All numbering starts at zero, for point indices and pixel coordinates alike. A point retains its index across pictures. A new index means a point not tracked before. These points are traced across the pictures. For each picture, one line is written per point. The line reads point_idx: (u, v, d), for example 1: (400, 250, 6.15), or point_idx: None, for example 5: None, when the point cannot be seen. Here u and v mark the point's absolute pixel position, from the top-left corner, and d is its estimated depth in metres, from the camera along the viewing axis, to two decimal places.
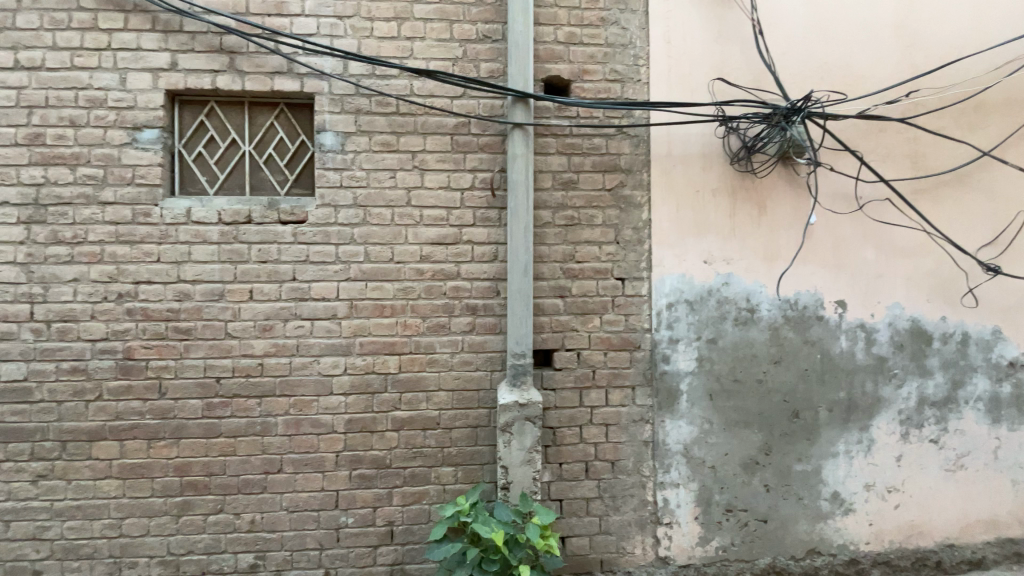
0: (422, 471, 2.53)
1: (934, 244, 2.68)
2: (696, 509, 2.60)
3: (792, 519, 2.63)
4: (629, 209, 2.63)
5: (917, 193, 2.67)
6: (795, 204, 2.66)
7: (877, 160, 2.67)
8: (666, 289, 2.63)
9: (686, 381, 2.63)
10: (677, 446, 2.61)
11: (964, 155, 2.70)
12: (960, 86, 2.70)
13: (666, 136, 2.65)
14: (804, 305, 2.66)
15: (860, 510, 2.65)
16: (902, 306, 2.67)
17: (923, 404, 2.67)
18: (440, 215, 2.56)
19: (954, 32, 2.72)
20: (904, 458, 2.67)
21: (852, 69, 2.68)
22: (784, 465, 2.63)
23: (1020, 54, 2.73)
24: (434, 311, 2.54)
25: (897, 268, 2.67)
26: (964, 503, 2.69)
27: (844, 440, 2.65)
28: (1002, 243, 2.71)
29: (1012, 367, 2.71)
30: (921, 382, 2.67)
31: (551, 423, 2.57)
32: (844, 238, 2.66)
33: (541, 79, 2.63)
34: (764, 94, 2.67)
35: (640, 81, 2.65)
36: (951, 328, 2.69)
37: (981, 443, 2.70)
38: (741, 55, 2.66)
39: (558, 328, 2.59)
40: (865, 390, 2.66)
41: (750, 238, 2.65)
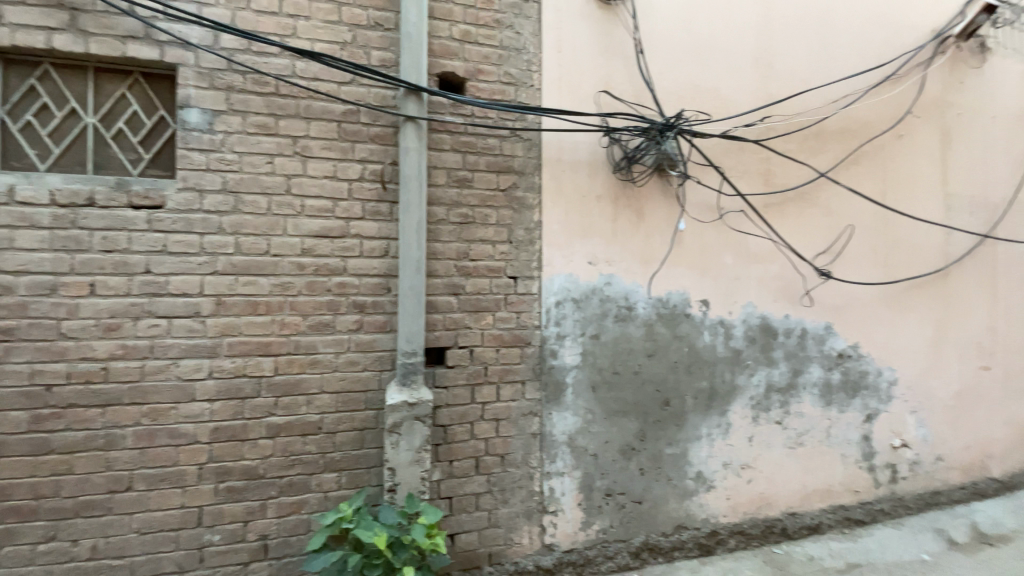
0: (301, 479, 2.39)
1: (780, 251, 3.08)
2: (580, 496, 2.75)
3: (663, 498, 2.88)
4: (522, 210, 2.70)
5: (768, 206, 3.06)
6: (668, 211, 2.91)
7: (737, 176, 3.02)
8: (555, 288, 2.74)
9: (572, 374, 2.76)
10: (562, 437, 2.74)
11: (805, 175, 3.14)
12: (803, 115, 3.14)
13: (557, 141, 2.76)
14: (674, 303, 2.92)
15: (719, 486, 2.98)
16: (754, 305, 3.05)
17: (770, 390, 3.07)
18: (324, 205, 2.43)
19: (799, 68, 3.14)
20: (755, 438, 3.05)
21: (718, 92, 3.00)
22: (657, 449, 2.88)
23: (847, 92, 3.23)
24: (316, 309, 2.40)
25: (750, 271, 3.04)
26: (801, 474, 3.13)
27: (706, 424, 2.96)
28: (834, 252, 3.19)
29: (839, 357, 3.20)
30: (768, 370, 3.07)
31: (442, 421, 2.55)
32: (709, 244, 2.97)
33: (435, 74, 2.61)
34: (644, 109, 2.89)
35: (533, 87, 2.73)
36: (792, 325, 3.12)
37: (815, 423, 3.16)
38: (625, 70, 2.85)
39: (451, 326, 2.58)
40: (725, 379, 3.00)
41: (630, 241, 2.85)
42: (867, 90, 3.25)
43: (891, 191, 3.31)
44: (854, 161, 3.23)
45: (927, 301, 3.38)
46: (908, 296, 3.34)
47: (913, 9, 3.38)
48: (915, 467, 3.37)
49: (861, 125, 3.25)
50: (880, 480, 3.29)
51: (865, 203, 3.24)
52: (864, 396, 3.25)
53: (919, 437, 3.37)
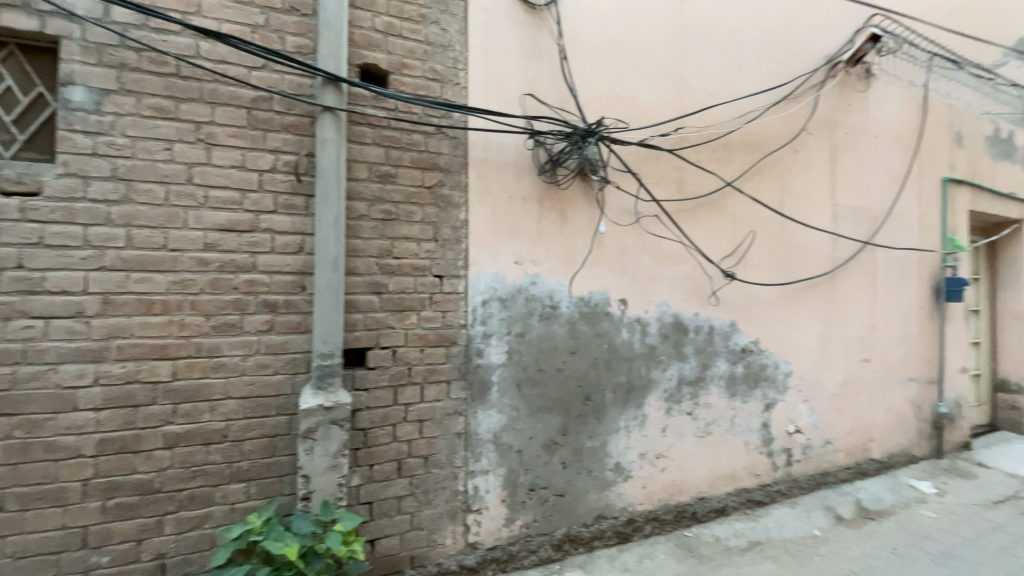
0: (205, 491, 2.22)
1: (691, 254, 3.29)
2: (504, 493, 2.78)
3: (584, 491, 2.98)
4: (447, 208, 2.68)
5: (681, 211, 3.26)
6: (590, 213, 3.01)
7: (653, 182, 3.18)
8: (481, 287, 2.74)
9: (497, 373, 2.78)
10: (487, 435, 2.75)
11: (715, 183, 3.37)
12: (713, 128, 3.37)
13: (483, 141, 2.76)
14: (595, 302, 3.03)
15: (636, 476, 3.13)
16: (668, 304, 3.23)
17: (682, 383, 3.28)
18: (232, 197, 2.27)
19: (710, 83, 3.37)
20: (669, 429, 3.23)
21: (637, 101, 3.14)
22: (578, 443, 2.97)
23: (752, 107, 3.50)
24: (221, 308, 2.25)
25: (665, 272, 3.22)
26: (710, 461, 3.37)
27: (624, 417, 3.10)
28: (739, 255, 3.45)
29: (742, 352, 3.47)
30: (680, 365, 3.27)
31: (363, 424, 2.48)
32: (628, 246, 3.11)
33: (357, 65, 2.52)
34: (568, 114, 2.96)
35: (458, 84, 2.72)
36: (702, 322, 3.34)
37: (722, 413, 3.41)
38: (550, 75, 2.91)
39: (372, 326, 2.51)
40: (641, 373, 3.15)
41: (554, 242, 2.92)
42: (769, 107, 3.55)
43: (788, 201, 3.63)
44: (757, 171, 3.51)
45: (817, 301, 3.75)
46: (801, 296, 3.69)
47: (808, 35, 3.72)
48: (806, 450, 3.73)
49: (764, 138, 3.54)
50: (778, 463, 3.61)
51: (766, 210, 3.54)
52: (764, 387, 3.55)
53: (810, 423, 3.73)
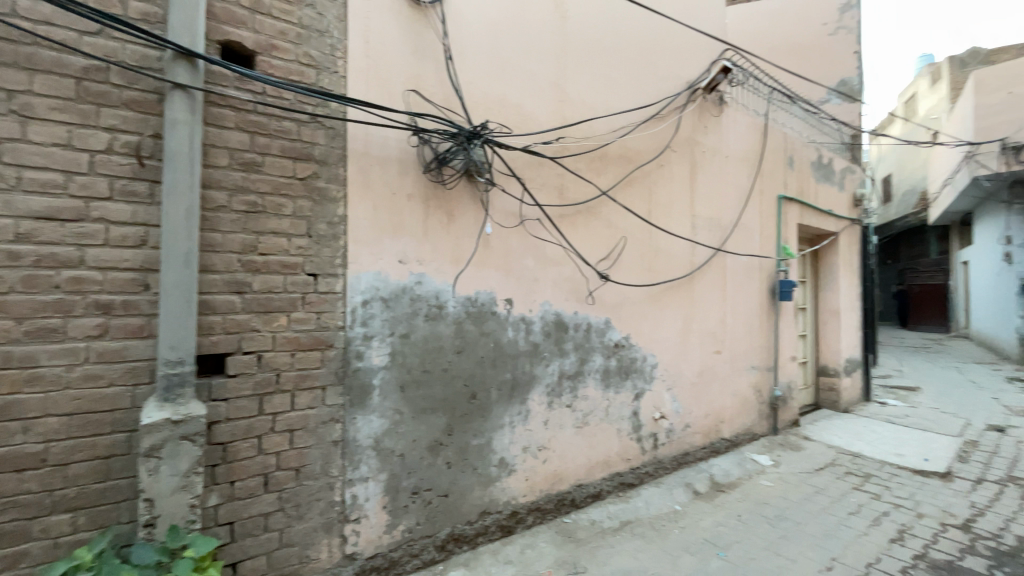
0: (16, 527, 1.86)
1: (572, 256, 3.48)
2: (384, 498, 2.70)
3: (468, 489, 3.00)
4: (323, 202, 2.53)
5: (562, 216, 3.43)
6: (475, 214, 3.03)
7: (537, 186, 3.31)
8: (361, 286, 2.63)
9: (378, 376, 2.69)
10: (367, 440, 2.65)
11: (593, 191, 3.60)
12: (591, 139, 3.59)
13: (363, 135, 2.66)
14: (481, 302, 3.07)
15: (519, 469, 3.22)
16: (550, 304, 3.38)
17: (562, 378, 3.45)
18: (54, 180, 1.93)
19: (589, 98, 3.60)
20: (550, 422, 3.38)
21: (521, 108, 3.25)
22: (462, 443, 2.98)
23: (625, 123, 3.80)
24: (38, 310, 1.90)
25: (547, 273, 3.36)
26: (587, 450, 3.58)
27: (508, 413, 3.17)
28: (613, 258, 3.72)
29: (616, 347, 3.75)
30: (561, 361, 3.43)
31: (221, 438, 2.25)
32: (512, 248, 3.19)
33: (217, 41, 2.28)
34: (453, 114, 2.96)
35: (336, 73, 2.59)
36: (581, 320, 3.54)
37: (598, 404, 3.65)
38: (435, 73, 2.89)
39: (233, 328, 2.29)
40: (525, 370, 3.26)
41: (439, 242, 2.90)
42: (640, 123, 3.87)
43: (656, 210, 4.00)
44: (630, 182, 3.82)
45: (679, 300, 4.18)
46: (666, 296, 4.08)
47: (673, 62, 4.14)
48: (670, 434, 4.13)
49: (636, 152, 3.86)
50: (646, 447, 3.95)
51: (637, 218, 3.86)
52: (635, 379, 3.87)
53: (673, 409, 4.15)
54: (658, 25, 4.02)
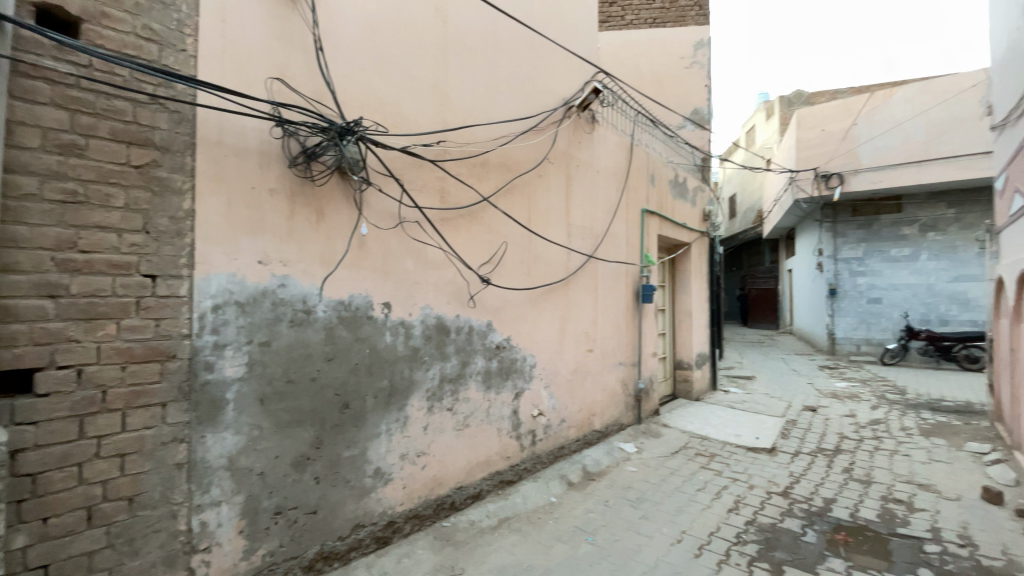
0: None
1: (452, 260, 3.49)
2: (241, 522, 2.45)
3: (340, 503, 2.85)
4: (165, 194, 2.25)
5: (443, 219, 3.43)
6: (347, 215, 2.91)
7: (416, 188, 3.27)
8: (212, 289, 2.38)
9: (233, 389, 2.45)
10: (220, 460, 2.39)
11: (474, 197, 3.65)
12: (472, 145, 3.65)
13: (217, 122, 2.41)
14: (355, 306, 2.95)
15: (396, 478, 3.14)
16: (431, 307, 3.36)
17: (443, 382, 3.44)
18: None
19: (470, 105, 3.66)
20: (430, 427, 3.35)
21: (399, 108, 3.20)
22: (333, 455, 2.83)
23: (506, 132, 3.92)
24: None
25: (428, 277, 3.34)
26: (468, 452, 3.61)
27: (385, 421, 3.08)
28: (495, 262, 3.81)
29: (497, 349, 3.84)
30: (441, 364, 3.43)
31: (28, 469, 1.89)
32: (390, 250, 3.12)
33: (30, 2, 1.96)
34: (323, 108, 2.82)
35: (185, 52, 2.33)
36: (462, 324, 3.57)
37: (478, 405, 3.70)
38: (303, 63, 2.73)
39: (43, 339, 1.94)
40: (403, 375, 3.19)
41: (306, 243, 2.73)
42: (519, 133, 4.03)
43: (535, 217, 4.19)
44: (510, 189, 3.95)
45: (555, 303, 4.42)
46: (544, 299, 4.29)
47: (550, 79, 4.38)
48: (547, 430, 4.33)
49: (516, 161, 4.01)
50: (525, 444, 4.09)
51: (517, 224, 4.00)
52: (515, 379, 4.00)
53: (550, 406, 4.36)
54: (536, 43, 4.24)
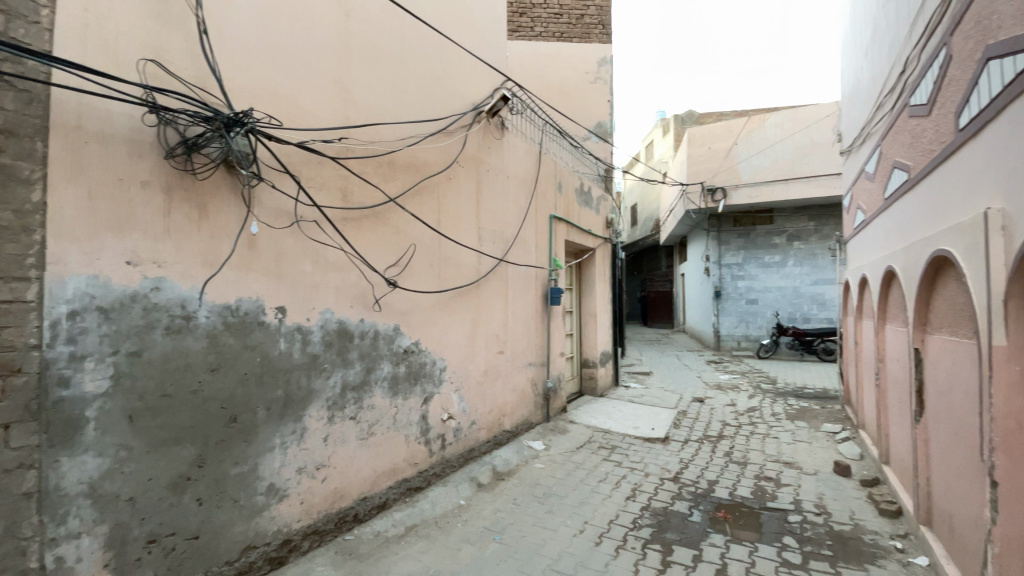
0: None
1: (355, 262, 3.36)
2: (105, 556, 2.17)
3: (227, 525, 2.62)
4: (7, 183, 1.94)
5: (344, 220, 3.29)
6: (235, 213, 2.70)
7: (314, 187, 3.12)
8: (68, 293, 2.09)
9: (96, 405, 2.17)
10: (79, 487, 2.10)
11: (379, 197, 3.55)
12: (377, 144, 3.56)
13: (77, 105, 2.13)
14: (244, 311, 2.74)
15: (292, 493, 2.95)
16: (332, 311, 3.22)
17: (345, 389, 3.30)
18: None
19: (375, 103, 3.58)
20: (330, 437, 3.19)
21: (296, 101, 3.04)
22: (218, 473, 2.60)
23: (414, 132, 3.87)
24: None
25: (327, 280, 3.19)
26: (374, 461, 3.49)
27: (279, 434, 2.89)
28: (401, 265, 3.73)
29: (404, 353, 3.77)
30: (343, 371, 3.29)
31: None
32: (285, 251, 2.94)
33: None
34: (208, 97, 2.60)
35: (37, 23, 2.03)
36: (366, 328, 3.46)
37: (384, 412, 3.59)
38: (183, 46, 2.50)
39: None
40: (300, 385, 3.02)
41: (186, 242, 2.49)
42: (428, 135, 3.99)
43: (444, 220, 4.17)
44: (418, 191, 3.89)
45: (465, 306, 4.42)
46: (454, 302, 4.28)
47: (459, 83, 4.41)
48: (457, 433, 4.31)
49: (424, 163, 3.96)
50: (434, 449, 4.03)
51: (425, 227, 3.95)
52: (424, 384, 3.94)
53: (460, 409, 4.35)
54: (445, 46, 4.25)
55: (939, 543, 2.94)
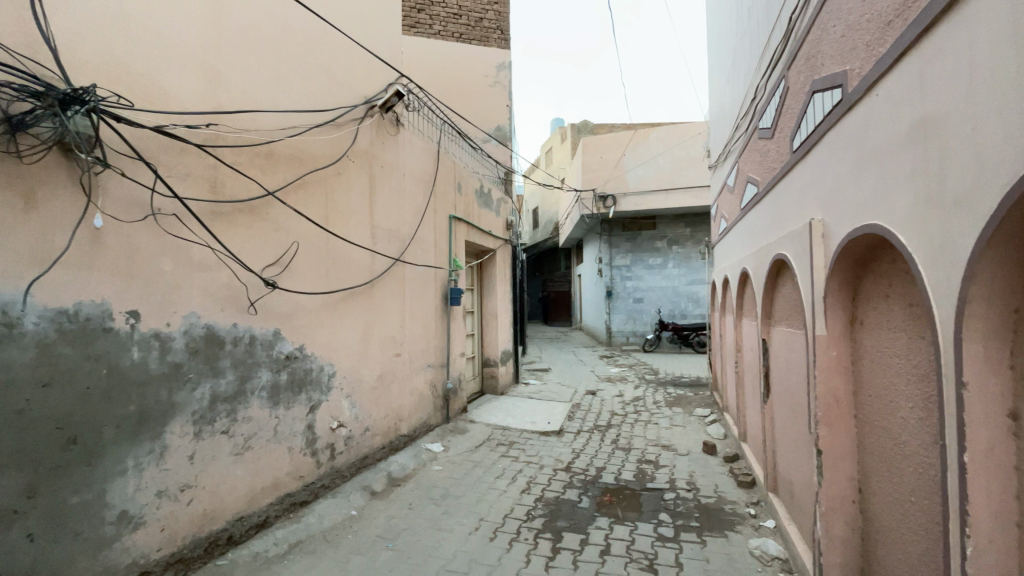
0: None
1: (225, 261, 3.06)
2: None
3: (66, 563, 2.25)
4: None
5: (213, 215, 2.99)
6: (74, 203, 2.33)
7: (175, 177, 2.80)
8: None
9: None
10: None
11: (254, 191, 3.27)
12: (253, 133, 3.29)
13: None
14: (86, 316, 2.38)
15: (151, 519, 2.61)
16: (198, 315, 2.91)
17: (215, 401, 3.00)
18: None
19: (251, 89, 3.32)
20: (198, 455, 2.88)
21: (153, 80, 2.71)
22: (54, 504, 2.22)
23: (296, 122, 3.63)
24: None
25: (192, 280, 2.87)
26: (251, 478, 3.21)
27: (133, 454, 2.55)
28: (282, 265, 3.47)
29: (286, 359, 3.51)
30: (213, 381, 2.99)
31: None
32: (138, 248, 2.60)
33: None
34: (38, 69, 2.22)
35: None
36: (240, 333, 3.17)
37: (263, 424, 3.32)
38: (5, 6, 2.11)
39: None
40: (158, 398, 2.69)
41: (7, 234, 2.10)
42: (314, 126, 3.77)
43: (332, 217, 3.95)
44: (302, 185, 3.64)
45: (357, 308, 4.24)
46: (344, 304, 4.08)
47: (348, 74, 4.22)
48: (349, 441, 4.11)
49: (310, 155, 3.72)
50: (323, 459, 3.81)
51: (310, 225, 3.72)
52: (310, 391, 3.71)
53: (352, 416, 4.16)
54: (333, 35, 4.06)
55: (782, 507, 3.42)
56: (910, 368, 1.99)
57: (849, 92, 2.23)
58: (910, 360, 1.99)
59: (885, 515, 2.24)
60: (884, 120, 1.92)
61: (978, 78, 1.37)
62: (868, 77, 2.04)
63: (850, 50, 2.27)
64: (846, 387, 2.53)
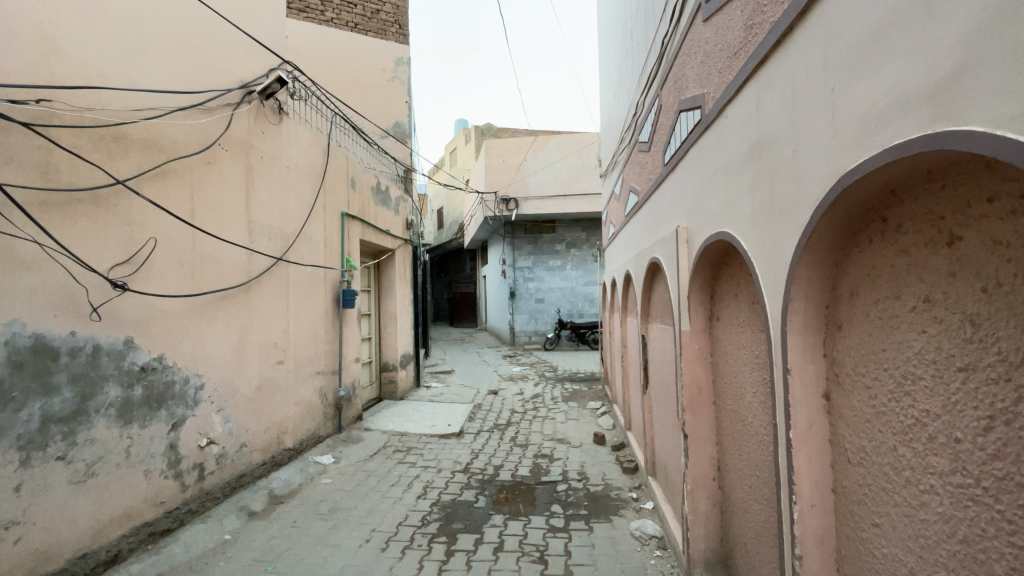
0: None
1: (60, 260, 2.63)
2: None
3: None
4: None
5: (43, 206, 2.55)
6: None
7: None
8: None
9: None
10: None
11: (101, 180, 2.84)
12: (98, 112, 2.86)
13: None
14: None
15: None
16: (23, 324, 2.46)
17: (47, 423, 2.55)
18: None
19: (96, 61, 2.88)
20: (26, 486, 2.43)
21: None
22: None
23: (155, 103, 3.21)
24: None
25: (15, 281, 2.43)
26: (97, 508, 2.78)
27: None
28: (134, 264, 3.05)
29: (141, 371, 3.10)
30: (44, 400, 2.54)
31: None
32: None
33: None
34: None
35: None
36: (80, 343, 2.74)
37: (112, 446, 2.89)
38: None
39: None
40: None
41: None
42: (177, 109, 3.36)
43: (199, 212, 3.56)
44: (161, 176, 3.24)
45: (231, 312, 3.87)
46: (214, 308, 3.70)
47: (222, 55, 3.84)
48: (222, 459, 3.74)
49: (171, 142, 3.32)
50: (189, 481, 3.42)
51: (172, 220, 3.32)
52: (172, 406, 3.31)
53: (225, 431, 3.78)
54: (202, 10, 3.67)
55: (659, 488, 3.74)
56: (753, 359, 2.28)
57: (706, 113, 2.49)
58: (753, 352, 2.28)
59: (738, 490, 2.54)
60: (732, 139, 2.17)
61: (798, 108, 1.61)
62: (720, 100, 2.30)
63: (707, 76, 2.54)
64: (706, 376, 2.83)
